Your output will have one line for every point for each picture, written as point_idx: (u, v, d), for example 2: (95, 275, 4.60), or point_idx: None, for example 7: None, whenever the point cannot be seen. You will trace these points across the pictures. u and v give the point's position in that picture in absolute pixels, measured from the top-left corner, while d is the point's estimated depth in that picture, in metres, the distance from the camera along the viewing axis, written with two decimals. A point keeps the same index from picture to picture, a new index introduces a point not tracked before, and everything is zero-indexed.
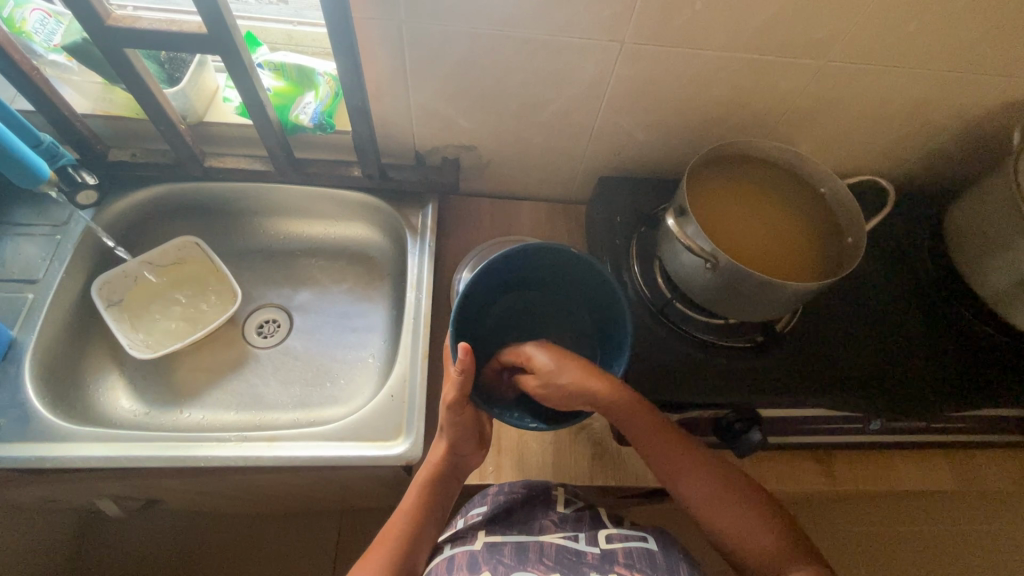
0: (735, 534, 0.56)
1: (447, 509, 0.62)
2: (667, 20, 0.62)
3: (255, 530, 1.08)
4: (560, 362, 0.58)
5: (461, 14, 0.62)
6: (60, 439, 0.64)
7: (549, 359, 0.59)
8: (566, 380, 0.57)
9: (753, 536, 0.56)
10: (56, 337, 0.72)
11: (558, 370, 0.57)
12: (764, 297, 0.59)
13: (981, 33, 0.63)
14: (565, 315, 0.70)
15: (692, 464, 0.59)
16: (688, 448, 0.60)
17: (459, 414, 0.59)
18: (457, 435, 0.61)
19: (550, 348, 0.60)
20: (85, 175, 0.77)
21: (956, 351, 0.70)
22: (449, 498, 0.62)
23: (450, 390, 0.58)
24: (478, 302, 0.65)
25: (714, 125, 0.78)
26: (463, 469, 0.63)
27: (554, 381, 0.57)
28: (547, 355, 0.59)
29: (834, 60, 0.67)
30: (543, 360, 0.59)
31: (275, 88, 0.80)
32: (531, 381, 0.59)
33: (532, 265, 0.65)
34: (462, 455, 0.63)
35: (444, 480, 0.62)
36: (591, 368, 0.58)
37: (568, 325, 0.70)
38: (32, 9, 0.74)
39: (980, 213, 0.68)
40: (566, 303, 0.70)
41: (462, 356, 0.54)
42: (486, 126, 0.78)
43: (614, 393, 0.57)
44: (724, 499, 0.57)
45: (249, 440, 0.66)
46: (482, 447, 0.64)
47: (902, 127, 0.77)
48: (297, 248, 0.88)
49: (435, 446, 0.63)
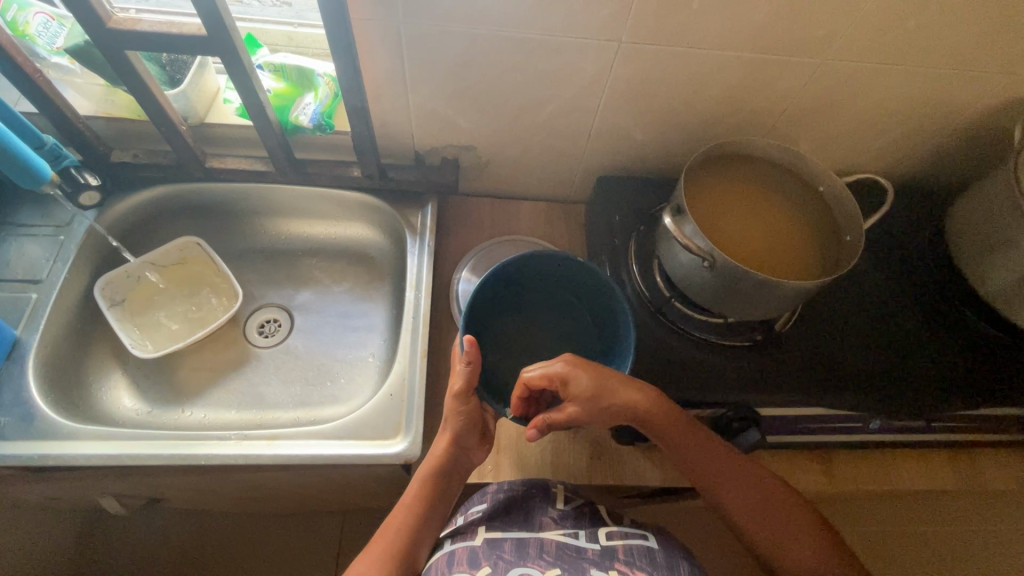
0: (783, 548, 0.58)
1: (449, 505, 0.62)
2: (666, 19, 0.62)
3: (256, 529, 1.08)
4: (598, 383, 0.56)
5: (459, 14, 0.62)
6: (63, 437, 0.64)
7: (587, 381, 0.56)
8: (608, 403, 0.57)
9: (800, 549, 0.57)
10: (59, 336, 0.72)
11: (599, 394, 0.56)
12: (763, 296, 0.59)
13: (981, 31, 0.63)
14: (570, 317, 0.71)
15: (727, 473, 0.60)
16: (721, 459, 0.61)
17: (465, 402, 0.61)
18: (466, 428, 0.61)
19: (584, 367, 0.57)
20: (86, 176, 0.78)
21: (957, 351, 0.70)
22: (450, 495, 0.62)
23: (456, 380, 0.60)
24: (482, 302, 0.67)
25: (713, 124, 0.78)
26: (465, 464, 0.63)
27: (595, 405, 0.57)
28: (585, 376, 0.56)
29: (833, 58, 0.67)
30: (581, 383, 0.56)
31: (275, 89, 0.80)
32: (569, 410, 0.57)
33: (528, 262, 0.67)
34: (465, 449, 0.62)
35: (446, 476, 0.61)
36: (625, 381, 0.58)
37: (573, 327, 0.70)
38: (35, 13, 0.74)
39: (980, 211, 0.67)
40: (573, 305, 0.71)
41: (468, 347, 0.58)
42: (486, 126, 0.79)
43: (650, 406, 0.58)
44: (764, 510, 0.59)
45: (249, 438, 0.66)
46: (484, 442, 0.65)
47: (903, 125, 0.77)
48: (297, 248, 0.89)
49: (438, 439, 0.63)
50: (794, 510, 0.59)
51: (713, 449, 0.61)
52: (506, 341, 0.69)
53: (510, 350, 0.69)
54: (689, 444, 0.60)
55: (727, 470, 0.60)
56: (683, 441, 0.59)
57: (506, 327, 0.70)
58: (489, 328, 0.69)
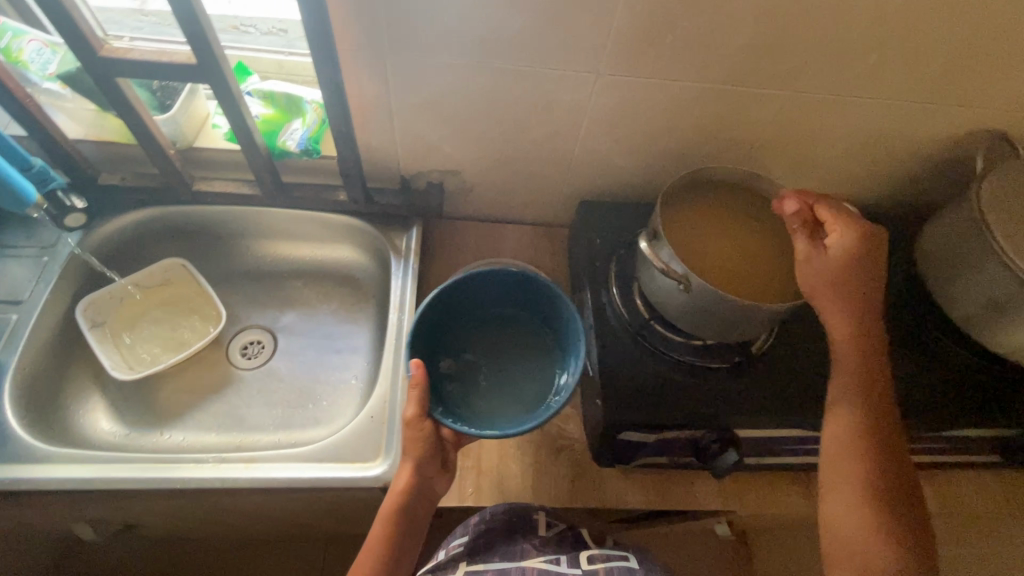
0: (835, 493, 0.59)
1: (418, 538, 0.61)
2: (640, 53, 0.65)
3: (237, 556, 1.06)
4: (841, 264, 0.61)
5: (443, 45, 0.65)
6: (38, 460, 0.64)
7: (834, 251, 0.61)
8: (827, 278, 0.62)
9: (845, 506, 0.58)
10: (38, 357, 0.72)
11: (833, 263, 0.61)
12: (738, 319, 0.61)
13: (938, 67, 0.67)
14: (531, 331, 0.71)
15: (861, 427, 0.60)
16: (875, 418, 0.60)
17: (419, 428, 0.59)
18: (425, 454, 0.60)
19: (846, 249, 0.61)
20: (74, 199, 0.79)
21: (931, 372, 0.71)
22: (416, 530, 0.60)
23: (410, 406, 0.59)
24: (429, 317, 0.66)
25: (690, 153, 0.80)
26: (430, 494, 0.61)
27: (830, 256, 0.61)
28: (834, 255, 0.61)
29: (800, 91, 0.70)
30: (835, 249, 0.61)
31: (263, 114, 0.81)
32: (805, 245, 0.62)
33: (478, 283, 0.68)
34: (427, 479, 0.61)
35: (410, 509, 0.59)
36: (846, 292, 0.61)
37: (535, 341, 0.70)
38: (29, 40, 0.75)
39: (947, 240, 0.70)
40: (535, 322, 0.71)
41: (414, 369, 0.57)
42: (471, 152, 0.81)
43: (863, 324, 0.62)
44: (857, 472, 0.58)
45: (227, 461, 0.66)
46: (448, 472, 0.63)
47: (873, 155, 0.80)
48: (283, 270, 0.89)
49: (399, 474, 0.61)
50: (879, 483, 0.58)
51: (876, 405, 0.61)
52: (463, 356, 0.69)
53: (471, 363, 0.69)
54: (857, 381, 0.62)
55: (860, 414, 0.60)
56: (857, 374, 0.62)
57: (465, 341, 0.70)
58: (445, 343, 0.69)
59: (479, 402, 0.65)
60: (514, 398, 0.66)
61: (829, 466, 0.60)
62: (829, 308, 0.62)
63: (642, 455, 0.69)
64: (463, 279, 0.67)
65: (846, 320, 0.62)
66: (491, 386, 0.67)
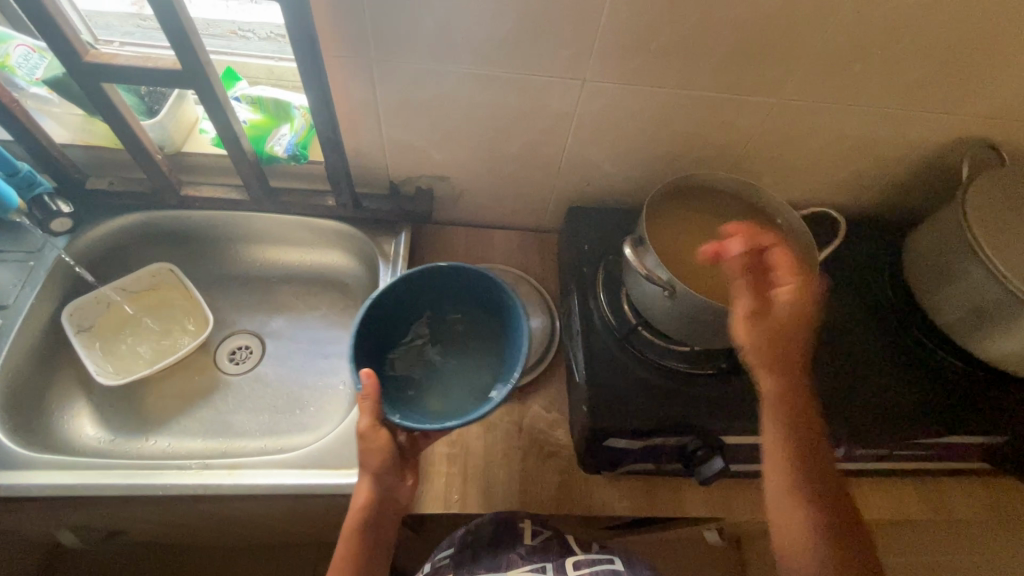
0: (789, 534, 0.55)
1: (387, 551, 0.60)
2: (625, 60, 0.66)
3: (225, 562, 1.05)
4: (781, 307, 0.59)
5: (429, 52, 0.65)
6: (19, 467, 0.63)
7: (782, 300, 0.59)
8: (769, 318, 0.59)
9: (805, 547, 0.54)
10: (22, 362, 0.72)
11: (777, 312, 0.59)
12: (722, 325, 0.61)
13: (923, 75, 0.67)
14: (480, 324, 0.74)
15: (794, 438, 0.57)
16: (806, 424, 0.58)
17: (374, 437, 0.58)
18: (384, 465, 0.59)
19: (790, 296, 0.59)
20: (60, 203, 0.78)
21: (917, 379, 0.71)
22: (383, 542, 0.59)
23: (365, 417, 0.59)
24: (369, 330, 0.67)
25: (678, 159, 0.81)
26: (394, 503, 0.60)
27: (777, 305, 0.59)
28: (782, 303, 0.59)
29: (785, 98, 0.71)
30: (783, 299, 0.59)
31: (251, 120, 0.81)
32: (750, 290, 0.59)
33: (428, 288, 0.72)
34: (389, 488, 0.60)
35: (375, 522, 0.58)
36: (784, 332, 0.59)
37: (480, 333, 0.74)
38: (16, 45, 0.75)
39: (933, 247, 0.70)
40: (478, 313, 0.74)
41: (366, 380, 0.58)
42: (459, 158, 0.81)
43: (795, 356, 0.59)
44: (809, 511, 0.55)
45: (210, 467, 0.65)
46: (411, 474, 0.63)
47: (860, 161, 0.80)
48: (271, 275, 0.89)
49: (358, 490, 0.59)
50: (827, 519, 0.55)
51: (801, 412, 0.58)
52: (420, 357, 0.73)
53: (422, 360, 0.73)
54: (788, 409, 0.58)
55: (804, 450, 0.57)
56: (795, 407, 0.58)
57: (414, 340, 0.74)
58: (397, 343, 0.72)
59: (436, 403, 0.69)
60: (469, 392, 0.71)
61: (780, 506, 0.56)
62: (764, 346, 0.59)
63: (629, 461, 0.69)
64: (412, 284, 0.71)
65: (779, 358, 0.59)
66: (445, 383, 0.72)
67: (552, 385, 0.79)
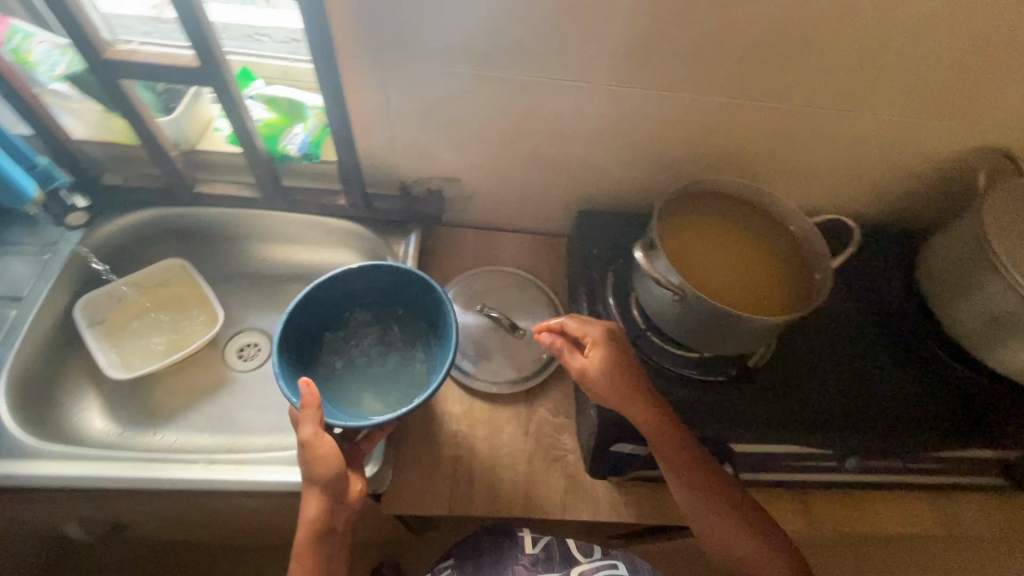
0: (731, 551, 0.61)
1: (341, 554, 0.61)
2: (638, 64, 0.66)
3: (228, 560, 1.05)
4: (611, 362, 0.63)
5: (442, 53, 0.66)
6: (29, 456, 0.64)
7: (601, 355, 0.64)
8: (612, 375, 0.62)
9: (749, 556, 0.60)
10: (36, 354, 0.73)
11: (611, 369, 0.63)
12: (731, 330, 0.61)
13: (939, 82, 0.67)
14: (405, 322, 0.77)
15: (689, 481, 0.61)
16: (691, 460, 0.61)
17: (314, 450, 0.56)
18: (327, 481, 0.57)
19: (608, 349, 0.64)
20: (77, 198, 0.81)
21: (929, 390, 0.70)
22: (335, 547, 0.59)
23: (308, 428, 0.56)
24: (292, 342, 0.68)
25: (690, 165, 0.80)
26: (345, 511, 0.59)
27: (598, 367, 0.63)
28: (602, 357, 0.63)
29: (799, 104, 0.70)
30: (598, 354, 0.64)
31: (265, 119, 0.81)
32: (584, 362, 0.64)
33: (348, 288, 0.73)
34: (340, 498, 0.58)
35: (328, 531, 0.58)
36: (628, 380, 0.63)
37: (405, 331, 0.76)
38: (38, 42, 0.73)
39: (948, 257, 0.69)
40: (388, 311, 0.77)
41: (306, 391, 0.57)
42: (470, 160, 0.81)
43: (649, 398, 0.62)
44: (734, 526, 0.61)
45: (218, 461, 0.65)
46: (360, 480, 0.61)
47: (874, 170, 0.80)
48: (281, 273, 0.90)
49: (308, 503, 0.58)
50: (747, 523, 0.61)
51: (681, 445, 0.61)
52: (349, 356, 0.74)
53: (350, 364, 0.74)
54: (670, 450, 0.61)
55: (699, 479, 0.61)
56: (675, 442, 0.61)
57: (341, 340, 0.75)
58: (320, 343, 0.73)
59: (377, 401, 0.71)
60: (408, 385, 0.73)
61: (711, 533, 0.62)
62: (629, 409, 0.61)
63: (637, 466, 0.68)
64: (334, 284, 0.71)
65: (642, 413, 0.61)
66: (377, 383, 0.73)
67: (559, 389, 0.78)
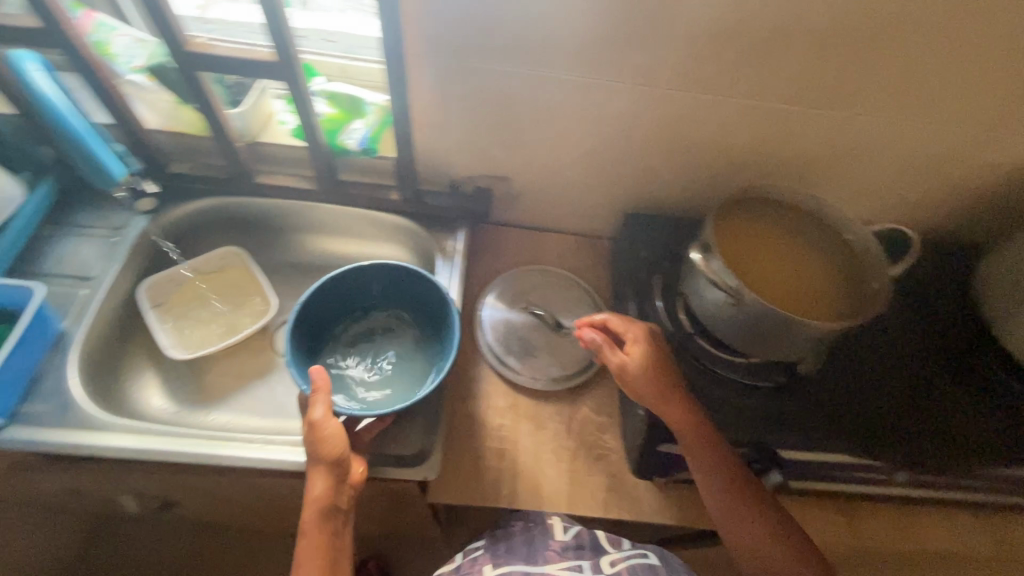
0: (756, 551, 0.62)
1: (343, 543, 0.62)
2: (699, 68, 0.67)
3: (263, 544, 1.07)
4: (649, 360, 0.64)
5: (506, 54, 0.67)
6: (95, 428, 0.66)
7: (641, 352, 0.65)
8: (651, 372, 0.63)
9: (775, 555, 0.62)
10: (102, 331, 0.76)
11: (649, 366, 0.64)
12: (786, 335, 0.61)
13: (1004, 93, 0.66)
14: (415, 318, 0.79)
15: (721, 483, 0.62)
16: (723, 464, 0.62)
17: (321, 430, 0.59)
18: (332, 462, 0.60)
19: (648, 347, 0.65)
20: (148, 185, 0.85)
21: (985, 407, 0.69)
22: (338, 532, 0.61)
23: (319, 408, 0.60)
24: (302, 330, 0.70)
25: (742, 170, 0.80)
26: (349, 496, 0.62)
27: (639, 364, 0.64)
28: (642, 354, 0.64)
29: (858, 113, 0.70)
30: (638, 350, 0.65)
31: (326, 114, 0.83)
32: (624, 358, 0.65)
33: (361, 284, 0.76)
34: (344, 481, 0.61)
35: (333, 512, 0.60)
36: (666, 379, 0.63)
37: (407, 325, 0.79)
38: (121, 35, 0.77)
39: (1008, 272, 0.68)
40: (400, 306, 0.80)
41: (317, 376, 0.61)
42: (522, 160, 0.82)
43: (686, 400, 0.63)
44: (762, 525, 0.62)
45: (274, 442, 0.67)
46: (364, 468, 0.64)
47: (930, 181, 0.79)
48: (331, 265, 0.92)
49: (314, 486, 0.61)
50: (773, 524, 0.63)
51: (716, 448, 0.62)
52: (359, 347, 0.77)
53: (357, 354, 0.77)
54: (704, 452, 0.62)
55: (730, 481, 0.62)
56: (709, 444, 0.62)
57: (353, 331, 0.78)
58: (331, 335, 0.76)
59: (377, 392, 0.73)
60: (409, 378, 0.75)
61: (738, 531, 0.63)
62: (667, 410, 0.62)
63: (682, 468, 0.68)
64: (347, 279, 0.74)
65: (680, 412, 0.62)
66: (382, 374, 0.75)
67: (603, 388, 0.78)
